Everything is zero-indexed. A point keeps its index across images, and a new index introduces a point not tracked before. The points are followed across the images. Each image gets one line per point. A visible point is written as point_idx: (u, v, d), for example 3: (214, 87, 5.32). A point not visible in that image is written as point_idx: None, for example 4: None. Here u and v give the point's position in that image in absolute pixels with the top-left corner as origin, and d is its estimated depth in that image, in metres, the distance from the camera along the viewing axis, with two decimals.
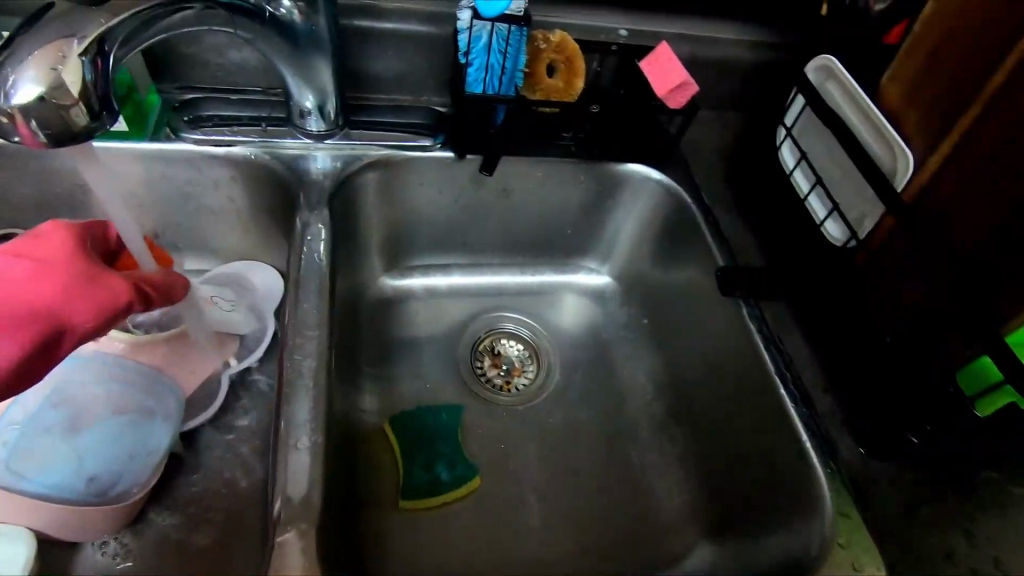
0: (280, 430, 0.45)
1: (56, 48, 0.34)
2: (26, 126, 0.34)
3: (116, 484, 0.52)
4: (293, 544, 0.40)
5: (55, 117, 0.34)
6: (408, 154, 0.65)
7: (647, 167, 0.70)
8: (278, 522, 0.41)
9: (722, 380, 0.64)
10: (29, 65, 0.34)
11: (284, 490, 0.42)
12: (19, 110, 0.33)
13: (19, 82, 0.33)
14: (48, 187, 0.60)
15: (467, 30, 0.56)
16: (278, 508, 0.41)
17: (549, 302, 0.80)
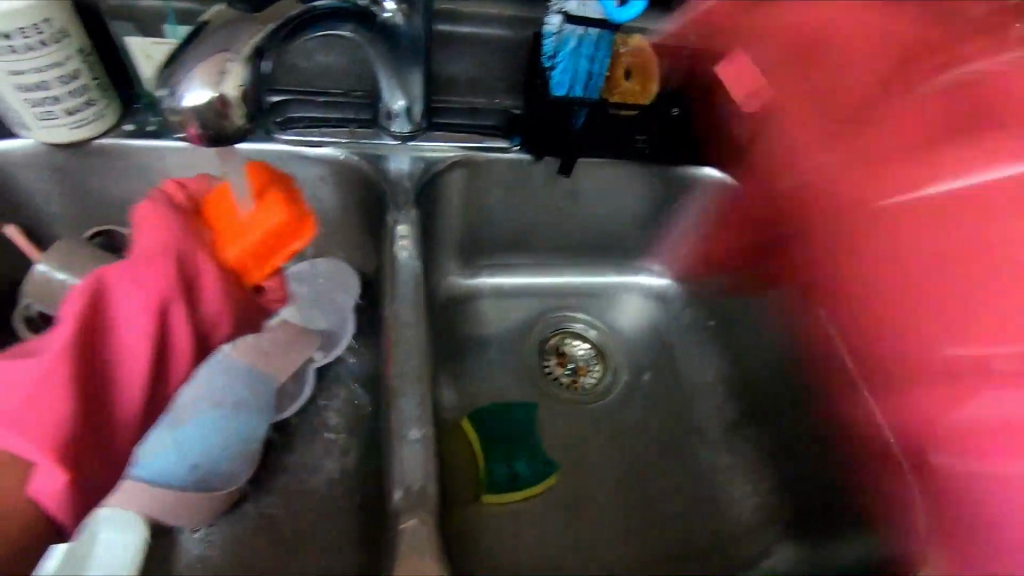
0: (392, 423, 0.46)
1: (217, 61, 0.36)
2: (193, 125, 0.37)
3: (217, 472, 0.53)
4: (419, 531, 0.41)
5: (216, 119, 0.37)
6: (488, 156, 0.66)
7: (720, 171, 0.70)
8: (400, 511, 0.42)
9: (796, 383, 0.64)
10: (197, 74, 0.36)
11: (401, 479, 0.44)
12: (188, 112, 0.36)
13: (189, 94, 0.36)
14: (142, 186, 0.62)
15: (556, 34, 0.58)
16: (398, 497, 0.44)
17: (611, 303, 0.81)
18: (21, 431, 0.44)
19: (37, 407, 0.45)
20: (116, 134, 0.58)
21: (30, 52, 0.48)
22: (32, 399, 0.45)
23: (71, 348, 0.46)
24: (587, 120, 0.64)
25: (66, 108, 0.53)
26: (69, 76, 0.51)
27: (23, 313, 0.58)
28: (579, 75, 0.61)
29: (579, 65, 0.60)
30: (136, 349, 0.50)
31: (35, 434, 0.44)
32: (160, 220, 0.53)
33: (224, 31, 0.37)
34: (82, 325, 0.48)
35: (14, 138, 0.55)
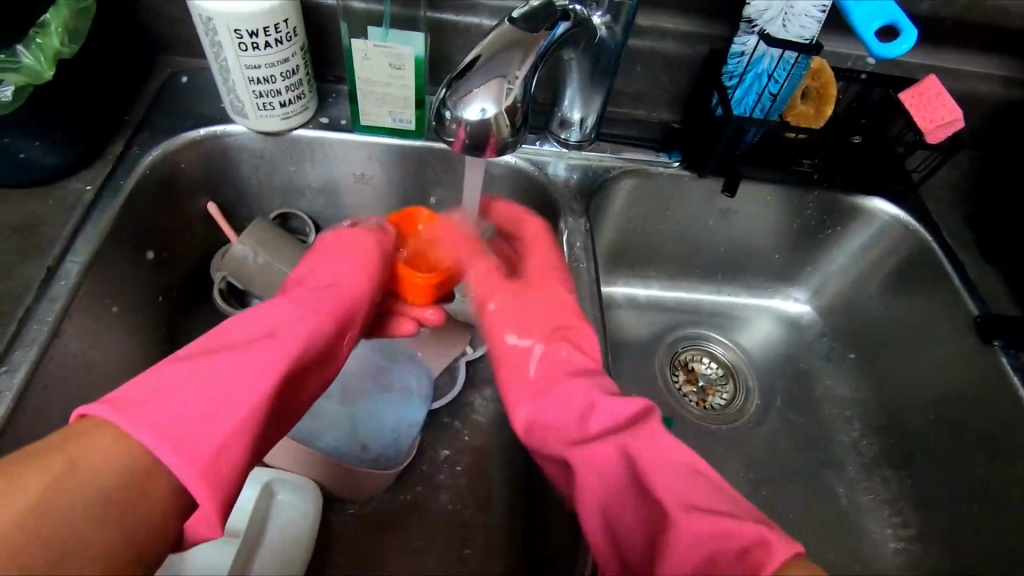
0: None
1: (494, 86, 0.36)
2: (462, 131, 0.37)
3: (383, 454, 0.57)
4: None
5: (486, 130, 0.37)
6: (652, 169, 0.67)
7: (888, 204, 0.68)
8: None
9: (960, 430, 0.62)
10: (481, 88, 0.36)
11: None
12: (464, 120, 0.36)
13: (469, 122, 0.37)
14: (324, 176, 0.65)
15: (748, 55, 0.57)
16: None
17: (744, 325, 0.80)
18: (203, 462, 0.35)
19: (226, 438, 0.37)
20: (313, 126, 0.61)
21: (267, 49, 0.52)
22: (233, 437, 0.37)
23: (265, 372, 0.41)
24: (757, 138, 0.63)
25: (282, 100, 0.57)
26: (291, 71, 0.55)
27: (218, 284, 0.63)
28: (762, 96, 0.60)
29: (763, 85, 0.59)
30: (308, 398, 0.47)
31: (219, 472, 0.36)
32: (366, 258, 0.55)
33: (498, 57, 0.37)
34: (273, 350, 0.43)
35: (228, 123, 0.60)
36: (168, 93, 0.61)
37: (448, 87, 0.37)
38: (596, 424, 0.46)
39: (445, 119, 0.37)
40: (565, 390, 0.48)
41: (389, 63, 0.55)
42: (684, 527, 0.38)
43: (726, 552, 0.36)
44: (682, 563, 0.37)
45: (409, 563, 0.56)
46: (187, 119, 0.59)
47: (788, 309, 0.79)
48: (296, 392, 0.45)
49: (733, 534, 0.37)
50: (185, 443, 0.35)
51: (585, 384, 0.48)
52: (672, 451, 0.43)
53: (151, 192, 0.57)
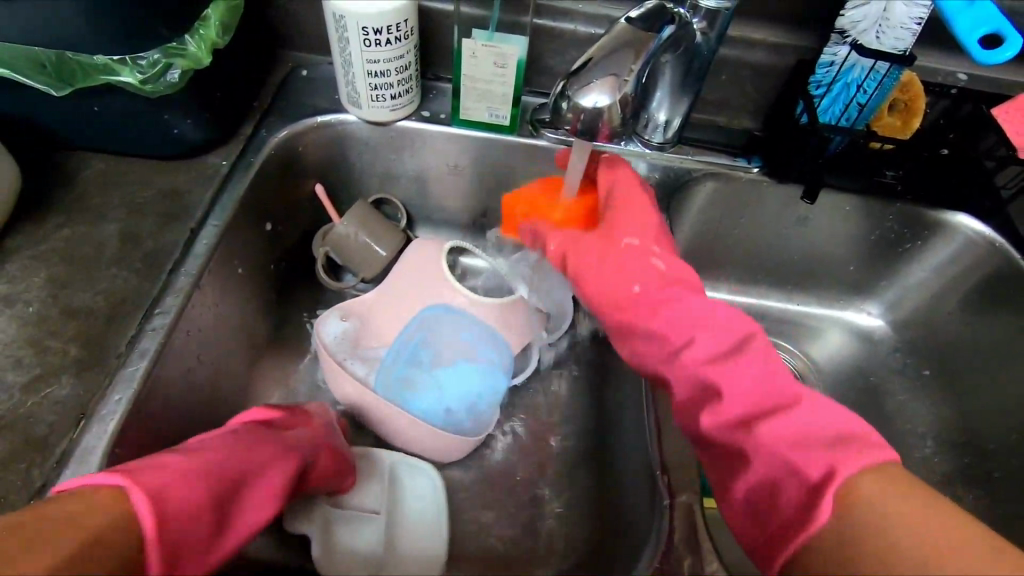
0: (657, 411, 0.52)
1: (609, 82, 0.41)
2: (577, 119, 0.41)
3: (465, 421, 0.62)
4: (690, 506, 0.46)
5: (597, 121, 0.41)
6: (732, 173, 0.69)
7: (976, 221, 0.67)
8: (668, 486, 0.48)
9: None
10: (596, 81, 0.40)
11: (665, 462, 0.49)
12: (579, 108, 0.41)
13: (584, 112, 0.41)
14: (420, 166, 0.71)
15: (837, 65, 0.59)
16: (662, 478, 0.48)
17: (814, 335, 0.80)
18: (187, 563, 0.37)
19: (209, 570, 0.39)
20: (416, 118, 0.67)
21: (388, 45, 0.58)
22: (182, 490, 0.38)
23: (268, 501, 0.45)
24: (842, 146, 0.65)
25: (394, 92, 0.62)
26: (404, 66, 0.61)
27: (321, 259, 0.68)
28: (849, 106, 0.62)
29: (851, 95, 0.61)
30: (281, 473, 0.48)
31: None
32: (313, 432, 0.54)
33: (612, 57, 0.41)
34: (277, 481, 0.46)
35: (341, 112, 0.66)
36: (291, 83, 0.68)
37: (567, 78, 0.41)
38: (695, 342, 0.48)
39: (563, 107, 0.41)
40: (673, 312, 0.50)
41: (494, 61, 0.60)
42: (758, 452, 0.42)
43: (801, 480, 0.39)
44: (754, 482, 0.42)
45: (479, 528, 0.59)
46: (307, 106, 0.66)
47: (861, 322, 0.79)
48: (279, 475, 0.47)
49: (813, 452, 0.40)
50: (187, 546, 0.37)
51: (695, 309, 0.50)
52: (764, 374, 0.45)
53: (274, 170, 0.63)
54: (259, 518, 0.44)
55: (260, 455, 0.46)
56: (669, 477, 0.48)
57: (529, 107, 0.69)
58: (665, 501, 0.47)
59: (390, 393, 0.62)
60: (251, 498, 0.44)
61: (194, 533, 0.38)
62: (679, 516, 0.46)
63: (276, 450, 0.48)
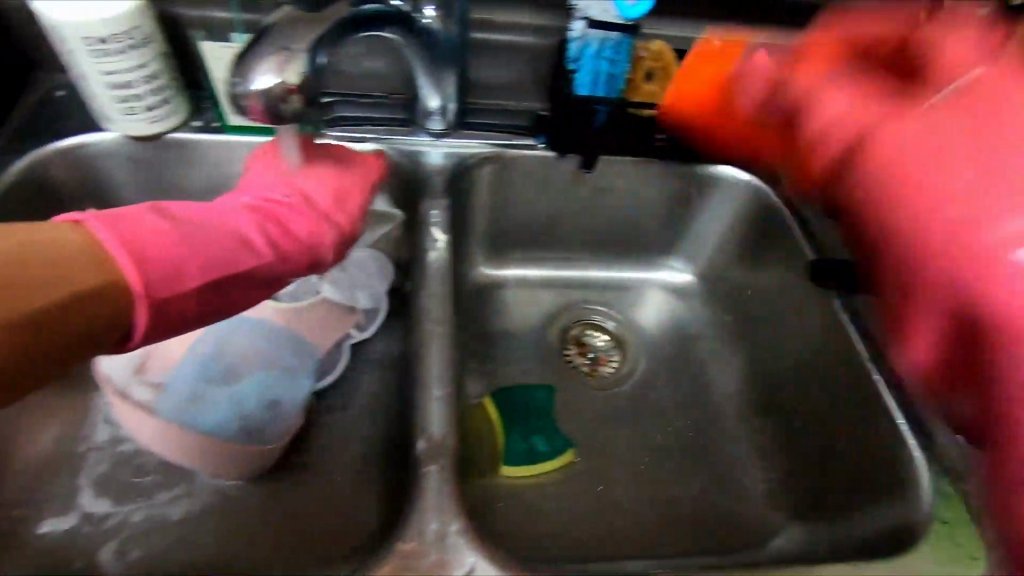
0: (417, 387, 0.50)
1: (279, 56, 0.39)
2: (258, 106, 0.39)
3: (263, 429, 0.59)
4: (436, 477, 0.45)
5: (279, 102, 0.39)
6: (516, 153, 0.72)
7: (734, 169, 0.75)
8: (421, 458, 0.46)
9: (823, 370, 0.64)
10: (266, 60, 0.39)
11: (424, 431, 0.47)
12: (256, 93, 0.38)
13: (260, 95, 0.39)
14: (205, 177, 0.69)
15: (579, 39, 0.63)
16: (422, 447, 0.47)
17: (634, 298, 0.83)
18: (164, 286, 0.42)
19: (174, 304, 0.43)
20: (188, 129, 0.65)
21: (122, 55, 0.55)
22: (159, 231, 0.44)
23: (250, 250, 0.49)
24: (607, 117, 0.69)
25: (147, 104, 0.60)
26: (150, 76, 0.59)
27: None
28: (599, 76, 0.65)
29: (599, 66, 0.65)
30: (282, 235, 0.51)
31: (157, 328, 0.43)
32: (299, 176, 0.56)
33: (283, 32, 0.39)
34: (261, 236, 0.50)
35: (102, 131, 0.63)
36: (48, 105, 0.65)
37: (239, 61, 0.39)
38: None
39: (238, 97, 0.39)
40: None
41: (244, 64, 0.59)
42: None
43: None
44: None
45: (284, 534, 0.58)
46: (66, 127, 0.63)
47: (672, 280, 0.84)
48: (287, 237, 0.52)
49: None
50: (161, 267, 0.42)
51: None
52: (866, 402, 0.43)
53: (16, 197, 0.60)
54: (251, 258, 0.49)
55: (255, 214, 0.51)
56: (427, 443, 0.46)
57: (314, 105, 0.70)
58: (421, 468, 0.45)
59: (175, 412, 0.58)
60: (224, 246, 0.47)
61: (161, 256, 0.43)
62: (429, 485, 0.44)
63: (280, 211, 0.53)
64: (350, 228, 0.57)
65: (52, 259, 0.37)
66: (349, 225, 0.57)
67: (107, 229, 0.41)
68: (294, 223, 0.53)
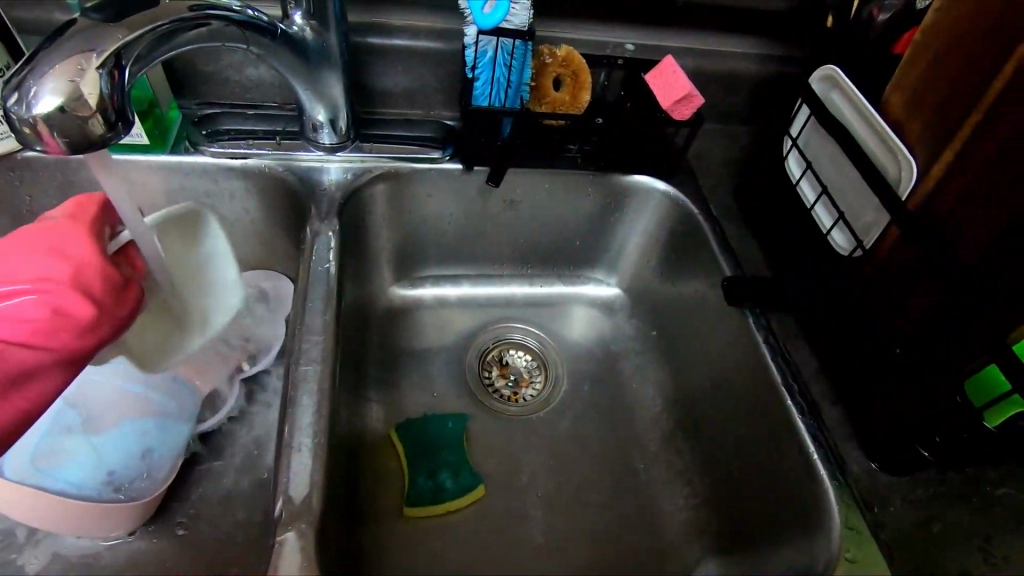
0: (283, 435, 0.45)
1: (67, 68, 0.34)
2: (49, 134, 0.33)
3: (130, 484, 0.54)
4: (293, 544, 0.40)
5: (74, 126, 0.34)
6: (416, 166, 0.66)
7: (650, 179, 0.70)
8: (279, 522, 0.41)
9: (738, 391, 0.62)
10: (49, 77, 0.33)
11: (286, 489, 0.42)
12: (40, 119, 0.33)
13: (48, 120, 0.33)
14: (68, 199, 0.62)
15: (473, 46, 0.58)
16: (281, 508, 0.41)
17: (558, 314, 0.79)
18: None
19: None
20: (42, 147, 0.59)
21: None
22: None
23: None
24: (513, 129, 0.66)
25: None
26: None
27: None
28: (497, 84, 0.61)
29: (499, 74, 0.60)
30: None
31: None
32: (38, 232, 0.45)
33: (72, 43, 0.34)
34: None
35: None
36: None
37: (14, 80, 0.33)
38: None
39: (17, 124, 0.33)
40: None
41: None
42: None
43: None
44: None
45: None
46: None
47: (598, 295, 0.80)
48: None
49: None
50: None
51: None
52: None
53: None
54: None
55: None
56: (286, 503, 0.41)
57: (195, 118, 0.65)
58: (275, 536, 0.40)
59: (20, 469, 0.50)
60: None
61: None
62: (283, 554, 0.39)
63: None
64: (99, 290, 0.44)
65: None
66: (87, 288, 0.44)
67: None
68: None
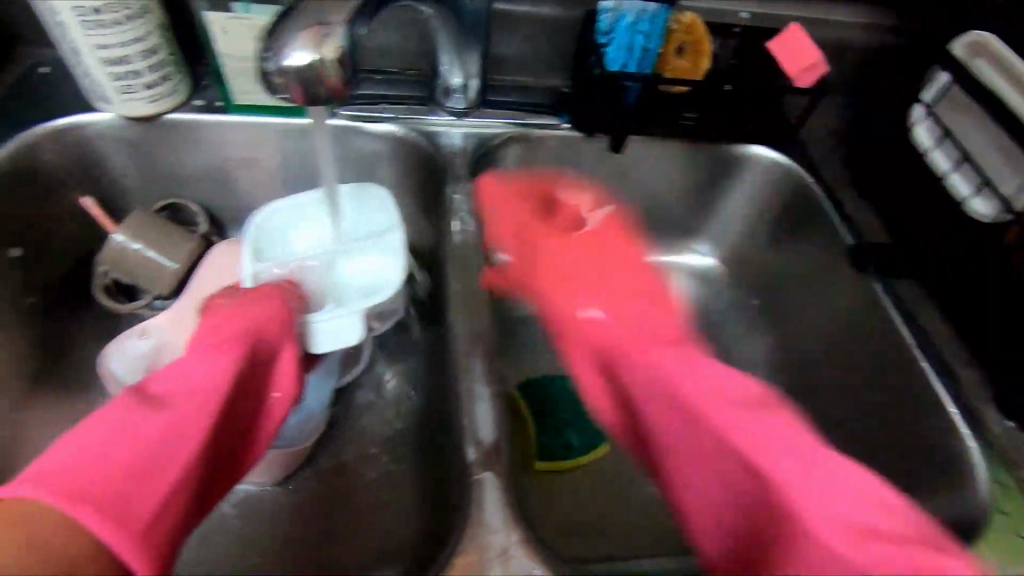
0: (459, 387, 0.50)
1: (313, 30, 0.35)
2: (294, 87, 0.35)
3: (285, 433, 0.57)
4: (493, 482, 0.44)
5: (318, 81, 0.35)
6: (538, 131, 0.68)
7: (768, 150, 0.71)
8: (472, 465, 0.45)
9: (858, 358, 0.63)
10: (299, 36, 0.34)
11: (473, 435, 0.46)
12: (292, 74, 0.34)
13: (297, 76, 0.35)
14: (205, 162, 0.64)
15: (611, 11, 0.60)
16: (472, 453, 0.45)
17: (656, 283, 0.81)
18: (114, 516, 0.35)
19: (148, 493, 0.37)
20: (189, 108, 0.60)
21: (115, 27, 0.50)
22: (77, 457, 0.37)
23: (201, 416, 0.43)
24: (639, 96, 0.65)
25: (146, 82, 0.55)
26: (149, 50, 0.53)
27: (101, 280, 0.60)
28: (631, 50, 0.62)
29: (632, 39, 0.61)
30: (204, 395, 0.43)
31: (155, 534, 0.36)
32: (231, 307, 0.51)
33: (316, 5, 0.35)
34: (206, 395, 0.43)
35: (94, 111, 0.58)
36: (31, 84, 0.59)
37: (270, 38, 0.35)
38: None
39: (272, 77, 0.35)
40: None
41: (250, 35, 0.54)
42: None
43: None
44: None
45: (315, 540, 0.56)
46: (53, 106, 0.58)
47: (697, 264, 0.81)
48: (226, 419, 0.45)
49: None
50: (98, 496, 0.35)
51: None
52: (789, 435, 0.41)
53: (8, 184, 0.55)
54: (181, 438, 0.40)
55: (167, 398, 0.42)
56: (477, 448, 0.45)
57: None
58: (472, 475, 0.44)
59: None
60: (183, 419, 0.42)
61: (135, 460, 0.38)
62: (483, 492, 0.43)
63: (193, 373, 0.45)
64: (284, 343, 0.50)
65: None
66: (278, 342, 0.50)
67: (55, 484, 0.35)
68: (208, 378, 0.44)
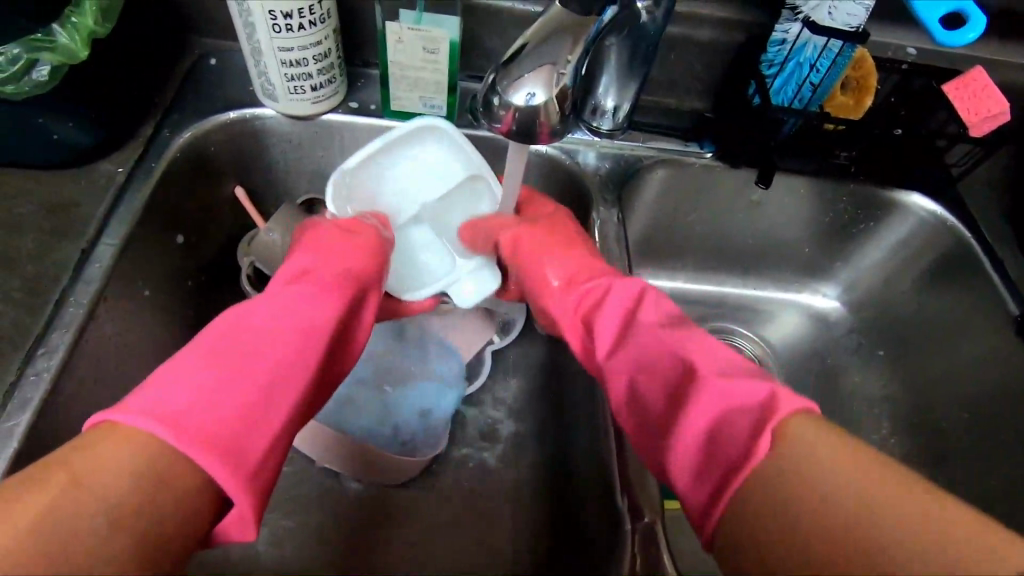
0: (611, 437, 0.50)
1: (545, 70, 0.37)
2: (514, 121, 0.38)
3: (414, 441, 0.60)
4: (656, 530, 0.45)
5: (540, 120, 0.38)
6: (681, 159, 0.65)
7: (926, 200, 0.66)
8: (626, 513, 0.46)
9: (1010, 429, 0.61)
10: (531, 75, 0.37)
11: (626, 484, 0.47)
12: (516, 111, 0.37)
13: (521, 114, 0.37)
14: (349, 163, 0.64)
15: (790, 43, 0.56)
16: (623, 504, 0.46)
17: (772, 321, 0.78)
18: (229, 456, 0.34)
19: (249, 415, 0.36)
20: (342, 109, 0.60)
21: (302, 30, 0.51)
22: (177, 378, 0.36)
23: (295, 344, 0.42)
24: (794, 128, 0.62)
25: (313, 84, 0.56)
26: (323, 54, 0.54)
27: (246, 269, 0.62)
28: (802, 85, 0.59)
29: (804, 75, 0.58)
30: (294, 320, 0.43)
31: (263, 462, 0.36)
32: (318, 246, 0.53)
33: (548, 42, 0.37)
34: (304, 333, 0.43)
35: (258, 107, 0.59)
36: (197, 75, 0.60)
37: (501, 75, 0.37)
38: None
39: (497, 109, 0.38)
40: None
41: (424, 47, 0.54)
42: None
43: None
44: None
45: (436, 547, 0.58)
46: (218, 100, 0.59)
47: (817, 305, 0.77)
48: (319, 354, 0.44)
49: None
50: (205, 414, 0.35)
51: None
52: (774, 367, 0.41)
53: (182, 175, 0.57)
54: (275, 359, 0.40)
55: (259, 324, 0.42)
56: (632, 499, 0.46)
57: (466, 93, 0.63)
58: (626, 526, 0.45)
59: (333, 417, 0.60)
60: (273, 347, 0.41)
61: (233, 390, 0.37)
62: (640, 542, 0.44)
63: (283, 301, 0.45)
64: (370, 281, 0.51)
65: (127, 465, 0.31)
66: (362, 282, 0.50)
67: (154, 405, 0.34)
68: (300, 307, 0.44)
